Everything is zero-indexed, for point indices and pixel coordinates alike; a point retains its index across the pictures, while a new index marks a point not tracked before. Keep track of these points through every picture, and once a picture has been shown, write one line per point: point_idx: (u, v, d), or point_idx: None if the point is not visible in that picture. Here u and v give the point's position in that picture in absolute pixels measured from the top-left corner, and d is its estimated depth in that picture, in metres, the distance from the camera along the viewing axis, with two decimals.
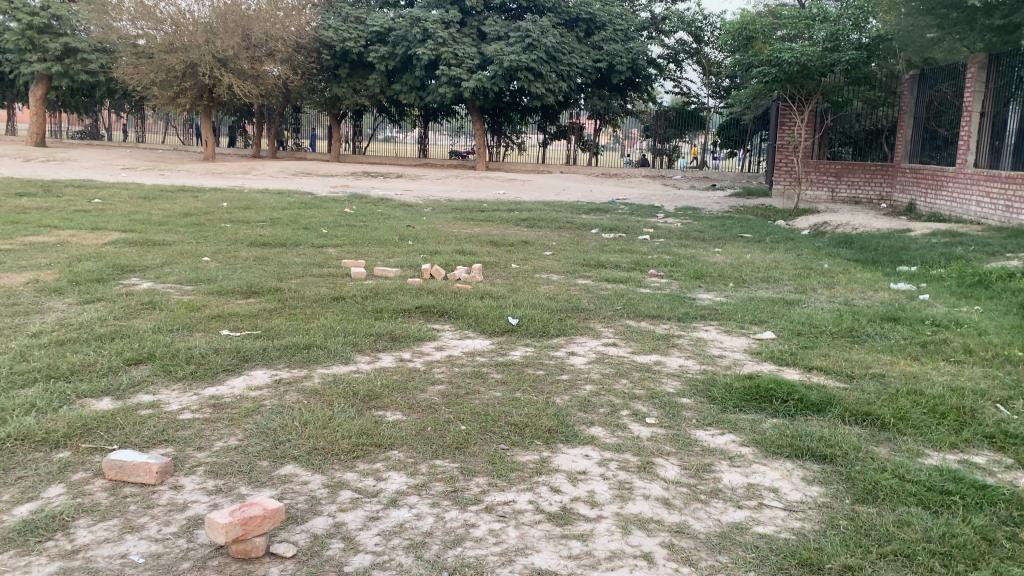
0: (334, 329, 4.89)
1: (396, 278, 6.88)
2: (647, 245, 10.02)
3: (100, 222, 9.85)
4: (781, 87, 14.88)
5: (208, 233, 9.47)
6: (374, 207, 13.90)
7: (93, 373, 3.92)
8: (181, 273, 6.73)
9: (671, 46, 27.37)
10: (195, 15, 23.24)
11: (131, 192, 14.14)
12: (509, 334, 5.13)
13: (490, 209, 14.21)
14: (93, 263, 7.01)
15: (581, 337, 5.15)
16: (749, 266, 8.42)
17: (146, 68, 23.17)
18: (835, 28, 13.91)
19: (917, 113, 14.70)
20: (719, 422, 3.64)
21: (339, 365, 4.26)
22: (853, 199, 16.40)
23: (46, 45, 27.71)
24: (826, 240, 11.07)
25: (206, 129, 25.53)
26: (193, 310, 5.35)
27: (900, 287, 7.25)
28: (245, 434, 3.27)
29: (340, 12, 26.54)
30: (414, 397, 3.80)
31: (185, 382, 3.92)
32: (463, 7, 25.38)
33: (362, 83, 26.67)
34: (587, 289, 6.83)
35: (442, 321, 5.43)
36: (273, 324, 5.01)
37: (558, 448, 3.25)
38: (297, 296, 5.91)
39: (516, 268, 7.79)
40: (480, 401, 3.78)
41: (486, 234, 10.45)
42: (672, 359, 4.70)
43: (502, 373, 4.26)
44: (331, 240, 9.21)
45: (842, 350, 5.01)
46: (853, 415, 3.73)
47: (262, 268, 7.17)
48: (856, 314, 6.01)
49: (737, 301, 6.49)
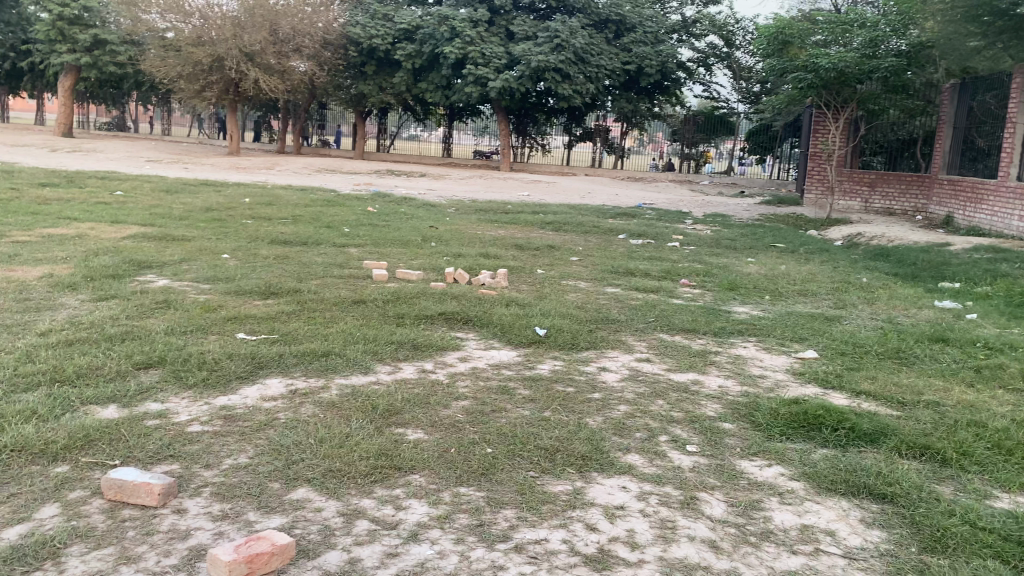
0: (353, 335, 4.66)
1: (419, 281, 6.66)
2: (677, 253, 9.75)
3: (121, 215, 9.75)
4: (816, 94, 14.53)
5: (230, 229, 9.32)
6: (397, 206, 13.71)
7: (99, 378, 3.72)
8: (200, 271, 6.55)
9: (702, 50, 27.02)
10: (224, 9, 23.10)
11: (154, 185, 14.06)
12: (536, 345, 4.88)
13: (515, 211, 13.98)
14: (110, 257, 6.84)
15: (613, 351, 4.89)
16: (785, 277, 8.13)
17: (173, 61, 23.12)
18: (874, 35, 13.64)
19: (958, 123, 14.27)
20: (765, 452, 3.38)
21: (358, 376, 4.03)
22: (887, 210, 16.01)
23: (76, 36, 27.91)
24: (862, 252, 10.73)
25: (232, 123, 25.53)
26: (208, 310, 5.16)
27: (945, 305, 6.92)
28: (257, 451, 3.05)
29: (369, 9, 26.45)
30: (437, 413, 3.56)
31: (196, 390, 3.70)
32: (492, 6, 25.24)
33: (388, 80, 26.50)
34: (616, 298, 6.58)
35: (466, 329, 5.19)
36: (291, 328, 4.79)
37: (593, 479, 2.99)
38: (317, 298, 5.69)
39: (542, 274, 7.55)
40: (507, 420, 3.53)
41: (511, 237, 10.19)
42: (710, 378, 4.43)
43: (530, 390, 4.00)
44: (353, 240, 9.01)
45: (890, 373, 4.72)
46: (910, 447, 3.46)
47: (283, 267, 6.99)
48: (901, 333, 5.70)
49: (774, 316, 6.21)
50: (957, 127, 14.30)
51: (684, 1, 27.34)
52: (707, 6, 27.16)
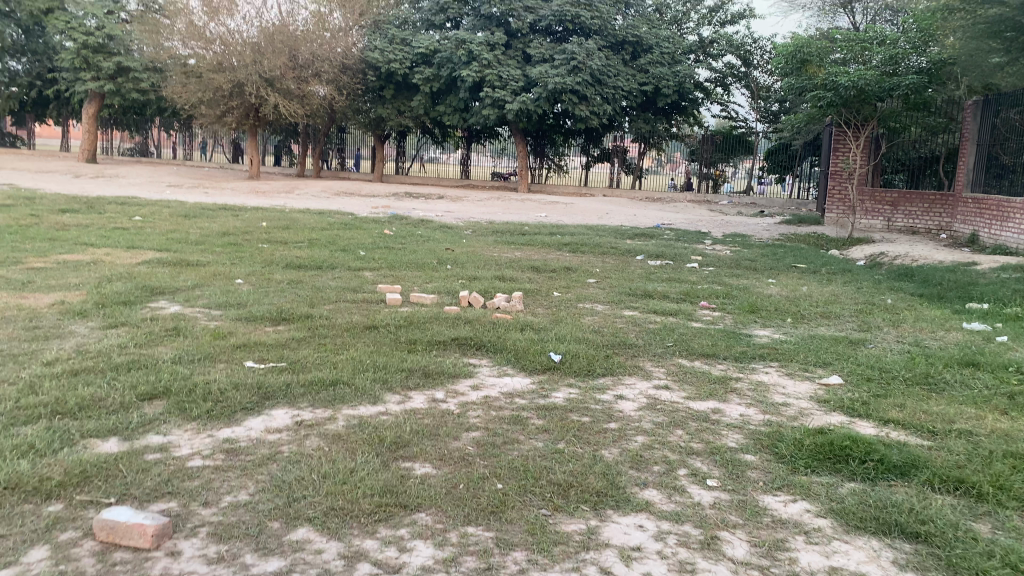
0: (364, 363, 4.55)
1: (432, 305, 6.58)
2: (696, 274, 9.61)
3: (138, 240, 9.77)
4: (836, 112, 14.38)
5: (245, 254, 9.28)
6: (414, 228, 13.68)
7: (102, 410, 3.63)
8: (212, 297, 6.49)
9: (719, 70, 26.95)
10: (244, 35, 23.45)
11: (172, 210, 14.13)
12: (551, 371, 4.75)
13: (532, 233, 13.91)
14: (123, 284, 6.80)
15: (630, 378, 4.75)
16: (807, 299, 7.96)
17: (194, 87, 23.31)
18: (893, 52, 13.49)
19: (981, 140, 13.99)
20: (790, 486, 3.22)
21: (366, 406, 3.90)
22: (910, 229, 15.75)
23: (100, 64, 28.36)
24: (886, 272, 10.51)
25: (252, 147, 25.72)
26: (218, 338, 5.07)
27: (974, 326, 6.72)
28: (258, 487, 2.94)
29: (387, 33, 26.52)
30: (446, 445, 3.44)
31: (200, 421, 3.60)
32: (509, 30, 25.32)
33: (406, 104, 26.68)
34: (634, 321, 6.44)
35: (479, 355, 5.06)
36: (300, 355, 4.69)
37: (609, 517, 2.85)
38: (329, 324, 5.60)
39: (558, 296, 7.45)
40: (519, 453, 3.40)
41: (527, 259, 10.09)
42: (731, 407, 4.28)
43: (543, 419, 3.87)
44: (368, 263, 8.95)
45: (918, 400, 4.52)
46: (944, 481, 3.29)
47: (296, 292, 6.92)
48: (929, 357, 5.51)
49: (797, 339, 6.04)
50: (980, 144, 14.01)
51: (701, 21, 27.32)
52: (724, 26, 27.11)
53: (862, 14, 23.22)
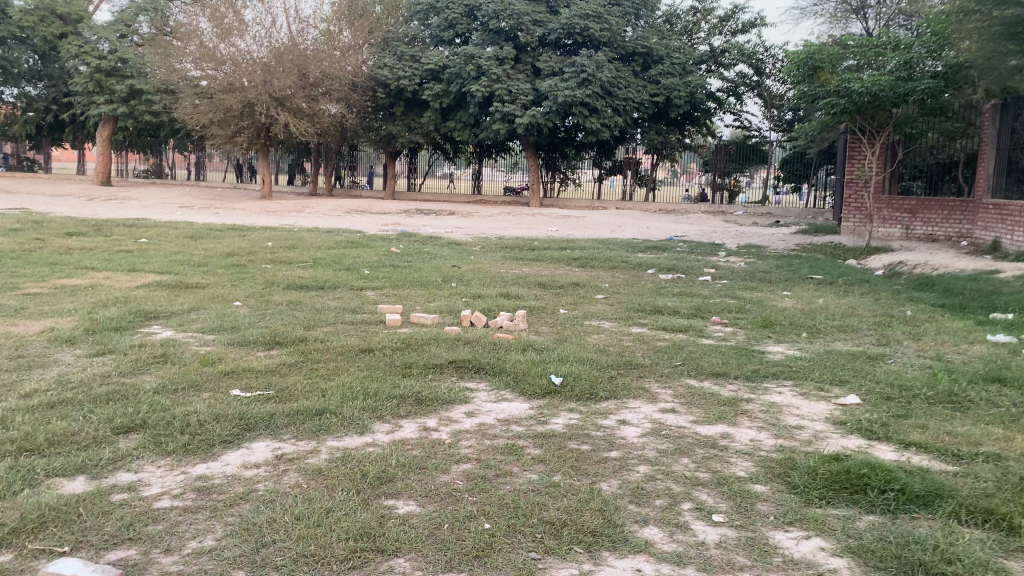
0: (353, 391, 4.33)
1: (433, 325, 6.37)
2: (708, 287, 9.36)
3: (139, 262, 9.68)
4: (850, 119, 14.11)
5: (247, 275, 9.12)
6: (422, 245, 13.52)
7: (73, 446, 3.44)
8: (206, 321, 6.33)
9: (731, 79, 26.76)
10: (254, 55, 23.48)
11: (178, 231, 14.09)
12: (551, 396, 4.51)
13: (541, 247, 13.71)
14: (117, 309, 6.66)
15: (634, 402, 4.50)
16: (824, 312, 7.68)
17: (204, 108, 23.37)
18: (908, 57, 13.24)
19: (1001, 144, 13.65)
20: (804, 521, 2.98)
21: (353, 437, 3.69)
22: (930, 236, 15.40)
23: (113, 87, 28.58)
24: (906, 282, 10.19)
25: (264, 167, 25.70)
26: (207, 365, 4.89)
27: (999, 339, 6.41)
28: (226, 531, 2.73)
29: (396, 50, 26.44)
30: (433, 480, 3.21)
31: (174, 457, 3.41)
32: (518, 44, 25.20)
33: (416, 121, 26.60)
34: (642, 339, 6.19)
35: (477, 379, 4.85)
36: (289, 382, 4.50)
37: (603, 560, 2.63)
38: (323, 348, 5.40)
39: (564, 313, 7.23)
40: (511, 488, 3.17)
41: (535, 275, 9.87)
42: (741, 432, 4.03)
43: (540, 449, 3.64)
44: (372, 282, 8.78)
45: (942, 421, 4.25)
46: (970, 512, 3.04)
47: (294, 314, 6.74)
48: (953, 373, 5.21)
49: (812, 356, 5.77)
50: (1001, 148, 13.66)
51: (712, 31, 27.14)
52: (735, 35, 26.96)
53: (874, 19, 22.97)
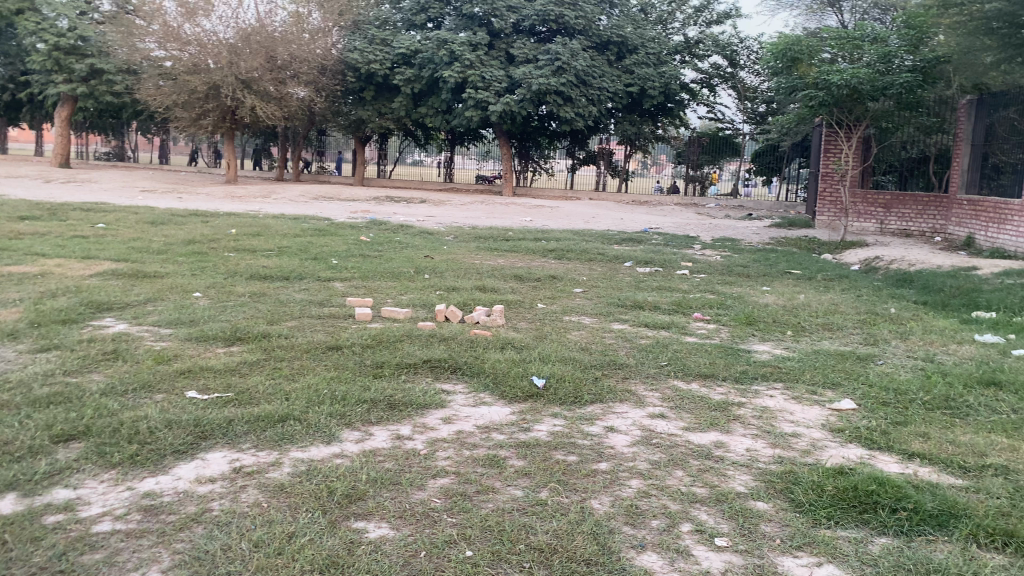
0: (318, 395, 4.00)
1: (406, 320, 6.06)
2: (687, 281, 9.15)
3: (94, 249, 9.19)
4: (827, 112, 14.01)
5: (208, 263, 8.70)
6: (392, 234, 13.15)
7: (4, 457, 3.10)
8: (163, 313, 5.95)
9: (705, 70, 26.62)
10: (220, 36, 22.77)
11: (139, 216, 13.55)
12: (533, 400, 4.23)
13: (516, 238, 13.43)
14: (67, 299, 6.25)
15: (622, 406, 4.23)
16: (807, 308, 7.49)
17: (168, 89, 22.69)
18: (886, 51, 13.08)
19: (976, 140, 13.58)
20: (814, 545, 2.73)
21: (319, 448, 3.37)
22: (904, 232, 15.35)
23: (72, 66, 27.61)
24: (884, 278, 10.08)
25: (229, 150, 24.98)
26: (161, 363, 4.53)
27: (986, 339, 6.25)
28: (174, 561, 2.42)
29: (367, 34, 25.88)
30: (408, 498, 2.91)
31: (119, 469, 3.07)
32: (491, 30, 24.73)
33: (386, 105, 26.03)
34: (624, 336, 5.93)
35: (453, 380, 4.54)
36: (251, 383, 4.16)
37: None
38: (287, 345, 5.06)
39: (542, 308, 6.97)
40: (493, 507, 2.88)
41: (510, 267, 9.56)
42: (736, 440, 3.78)
43: (523, 461, 3.35)
44: (340, 273, 8.41)
45: (943, 429, 4.04)
46: (989, 534, 2.81)
47: (257, 306, 6.39)
48: (946, 376, 5.02)
49: (800, 356, 5.56)
50: (975, 144, 13.59)
51: (686, 21, 26.98)
52: (709, 26, 26.82)
53: (850, 13, 22.94)
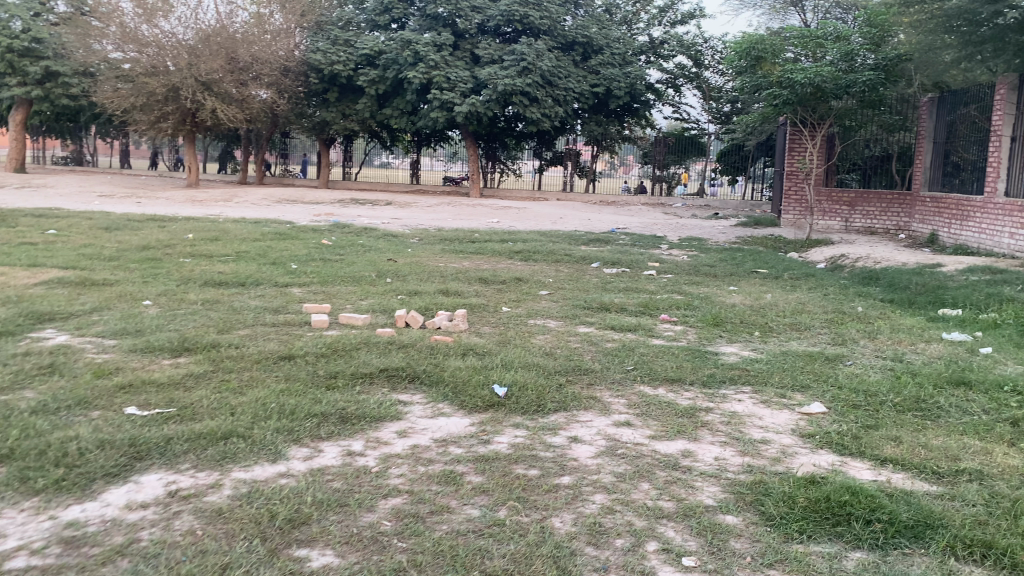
0: (266, 409, 3.78)
1: (364, 326, 5.85)
2: (653, 282, 9.04)
3: (42, 257, 8.83)
4: (792, 110, 14.01)
5: (163, 270, 8.41)
6: (356, 237, 12.89)
7: None
8: (109, 323, 5.68)
9: (670, 71, 26.67)
10: (179, 37, 22.28)
11: (93, 222, 13.14)
12: (494, 409, 4.05)
13: (481, 240, 13.26)
14: (7, 310, 5.95)
15: (585, 414, 4.07)
16: (773, 308, 7.41)
17: (126, 91, 22.16)
18: (848, 49, 13.11)
19: (937, 137, 13.66)
20: (786, 562, 2.59)
21: (263, 467, 3.17)
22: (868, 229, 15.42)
23: (26, 68, 26.85)
24: (849, 276, 10.05)
25: (190, 153, 24.47)
26: (101, 377, 4.28)
27: (954, 337, 6.20)
28: None
29: (330, 34, 25.56)
30: (355, 522, 2.72)
31: (42, 497, 2.83)
32: (456, 30, 24.52)
33: (350, 107, 25.70)
34: (589, 340, 5.78)
35: (411, 390, 4.35)
36: (195, 398, 3.93)
37: None
38: (237, 355, 4.84)
39: (506, 311, 6.79)
40: (447, 529, 2.70)
41: (475, 270, 9.39)
42: (703, 449, 3.64)
43: (481, 476, 3.17)
44: (298, 278, 8.17)
45: (914, 432, 3.93)
46: (967, 546, 2.69)
47: (208, 314, 6.14)
48: (915, 377, 4.93)
49: (768, 358, 5.45)
50: (937, 141, 13.69)
51: (650, 21, 27.01)
52: (674, 27, 26.88)
53: (812, 12, 23.12)
